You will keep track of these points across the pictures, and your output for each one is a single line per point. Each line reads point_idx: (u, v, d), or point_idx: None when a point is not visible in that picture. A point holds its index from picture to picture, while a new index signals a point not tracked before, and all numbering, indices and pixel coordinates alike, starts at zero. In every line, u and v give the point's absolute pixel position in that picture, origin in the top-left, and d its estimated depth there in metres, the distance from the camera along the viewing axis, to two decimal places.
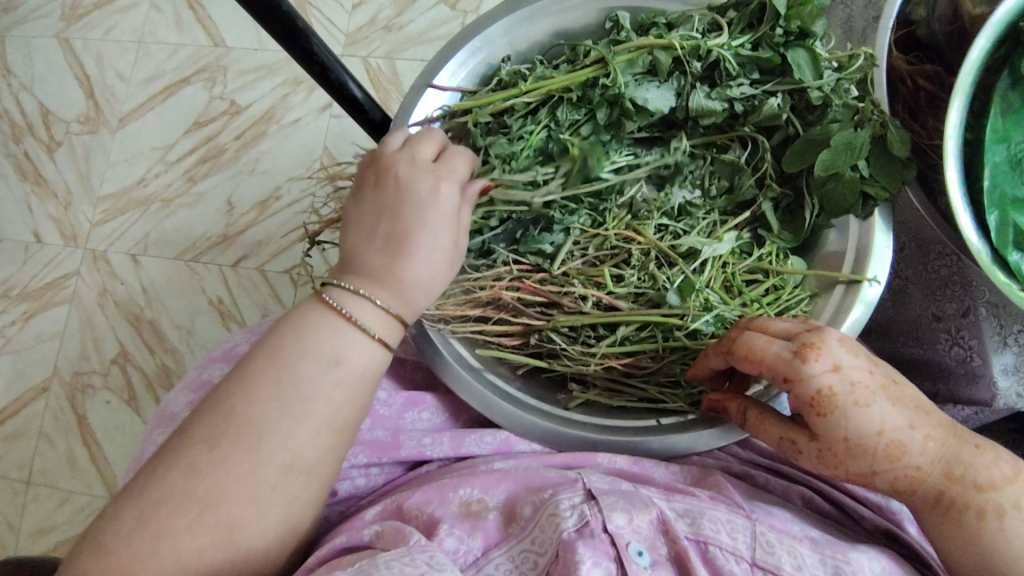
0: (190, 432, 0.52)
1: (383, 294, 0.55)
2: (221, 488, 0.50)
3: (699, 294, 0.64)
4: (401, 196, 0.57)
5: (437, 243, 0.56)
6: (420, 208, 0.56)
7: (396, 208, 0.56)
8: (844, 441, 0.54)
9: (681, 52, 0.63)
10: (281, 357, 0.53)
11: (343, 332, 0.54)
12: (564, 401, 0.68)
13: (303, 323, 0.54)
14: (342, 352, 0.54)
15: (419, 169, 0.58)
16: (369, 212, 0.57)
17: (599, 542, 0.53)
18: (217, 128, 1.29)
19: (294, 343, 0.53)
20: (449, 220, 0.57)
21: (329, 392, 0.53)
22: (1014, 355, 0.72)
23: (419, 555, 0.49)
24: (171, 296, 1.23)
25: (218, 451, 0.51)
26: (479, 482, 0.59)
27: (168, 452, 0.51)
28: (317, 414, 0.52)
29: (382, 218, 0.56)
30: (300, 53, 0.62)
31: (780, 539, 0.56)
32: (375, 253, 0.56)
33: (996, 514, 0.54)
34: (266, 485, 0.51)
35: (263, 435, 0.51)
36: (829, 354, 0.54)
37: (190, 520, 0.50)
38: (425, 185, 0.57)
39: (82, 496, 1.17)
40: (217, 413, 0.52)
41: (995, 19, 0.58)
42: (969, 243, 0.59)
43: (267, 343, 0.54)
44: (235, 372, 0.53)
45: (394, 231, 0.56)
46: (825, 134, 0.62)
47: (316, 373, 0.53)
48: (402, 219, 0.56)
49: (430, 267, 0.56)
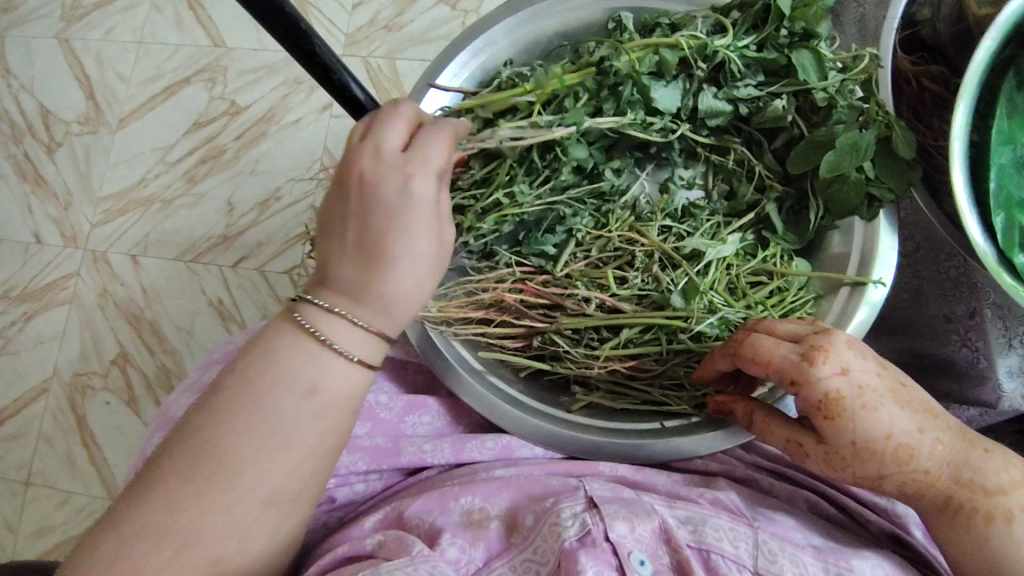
0: (164, 464, 0.50)
1: (361, 314, 0.53)
2: (201, 522, 0.49)
3: (703, 296, 0.62)
4: (367, 199, 0.52)
5: (415, 251, 0.53)
6: (391, 213, 0.52)
7: (363, 214, 0.52)
8: (852, 445, 0.54)
9: (688, 52, 0.62)
10: (254, 386, 0.51)
11: (317, 355, 0.52)
12: (568, 403, 0.68)
13: (278, 343, 0.53)
14: (319, 380, 0.52)
15: (386, 165, 0.53)
16: (336, 217, 0.53)
17: (601, 551, 0.52)
18: (218, 129, 1.29)
19: (269, 370, 0.52)
20: (425, 223, 0.53)
21: (307, 421, 0.52)
22: (1019, 357, 0.71)
23: (422, 564, 0.49)
24: (171, 297, 1.22)
25: (197, 485, 0.49)
26: (480, 490, 0.59)
27: (142, 486, 0.50)
28: (296, 442, 0.51)
29: (351, 226, 0.53)
30: (303, 54, 0.61)
31: (782, 547, 0.55)
32: (347, 268, 0.53)
33: (1005, 520, 0.53)
34: (249, 517, 0.50)
35: (240, 467, 0.50)
36: (838, 357, 0.54)
37: (171, 556, 0.48)
38: (394, 188, 0.52)
39: (81, 497, 1.17)
40: (191, 445, 0.50)
41: (1001, 20, 0.58)
42: (975, 245, 0.59)
43: (240, 367, 0.52)
44: (206, 402, 0.52)
45: (365, 241, 0.52)
46: (831, 135, 0.62)
47: (293, 404, 0.51)
48: (372, 226, 0.52)
49: (412, 276, 0.53)
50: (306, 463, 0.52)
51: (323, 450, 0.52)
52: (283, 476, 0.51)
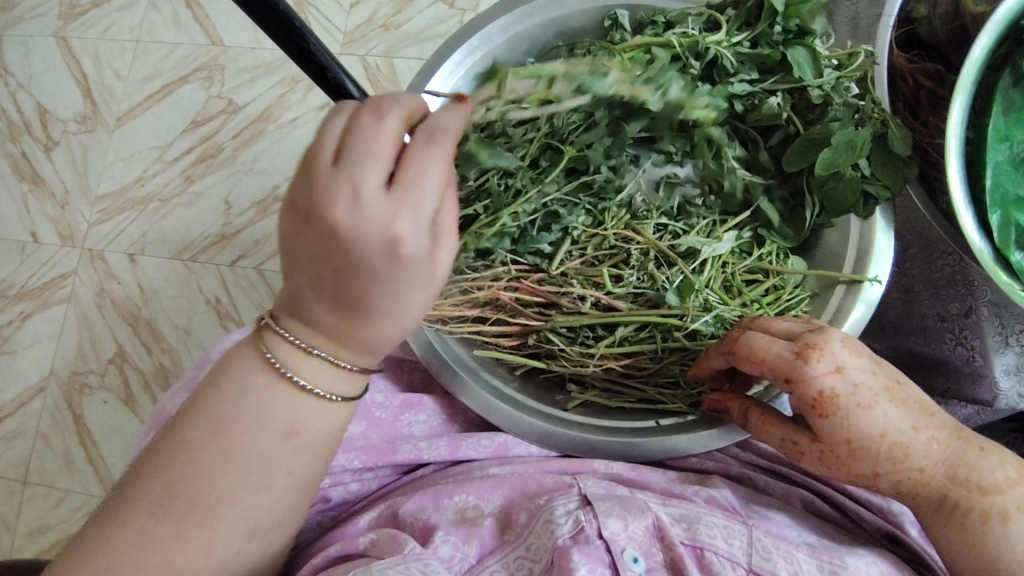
0: (135, 501, 0.48)
1: (344, 355, 0.49)
2: (176, 558, 0.48)
3: (699, 294, 0.63)
4: (344, 255, 0.44)
5: (404, 307, 0.47)
6: (375, 275, 0.44)
7: (341, 270, 0.45)
8: (846, 443, 0.54)
9: (679, 50, 0.62)
10: (230, 427, 0.49)
11: (293, 396, 0.49)
12: (563, 401, 0.67)
13: (251, 380, 0.49)
14: (299, 421, 0.50)
15: (367, 215, 0.43)
16: (308, 258, 0.45)
17: (594, 549, 0.52)
18: (215, 127, 1.28)
19: (245, 411, 0.49)
20: (415, 283, 0.46)
21: (288, 460, 0.50)
22: (1016, 355, 0.70)
23: (414, 563, 0.49)
24: (168, 296, 1.22)
25: (172, 523, 0.48)
26: (475, 488, 0.58)
27: (117, 510, 0.49)
28: (277, 479, 0.50)
29: (327, 277, 0.45)
30: (297, 52, 0.61)
31: (777, 545, 0.55)
32: (326, 315, 0.47)
33: (1000, 518, 0.53)
34: (229, 548, 0.50)
35: (219, 504, 0.49)
36: (832, 355, 0.53)
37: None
38: (379, 251, 0.43)
39: (79, 496, 1.17)
40: (165, 481, 0.48)
41: (996, 18, 0.58)
42: (971, 243, 0.59)
43: (209, 401, 0.50)
44: (177, 436, 0.49)
45: (347, 295, 0.46)
46: (826, 133, 0.62)
47: (270, 445, 0.49)
48: (353, 281, 0.45)
49: (399, 327, 0.48)
50: (287, 496, 0.51)
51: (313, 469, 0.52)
52: (264, 506, 0.51)
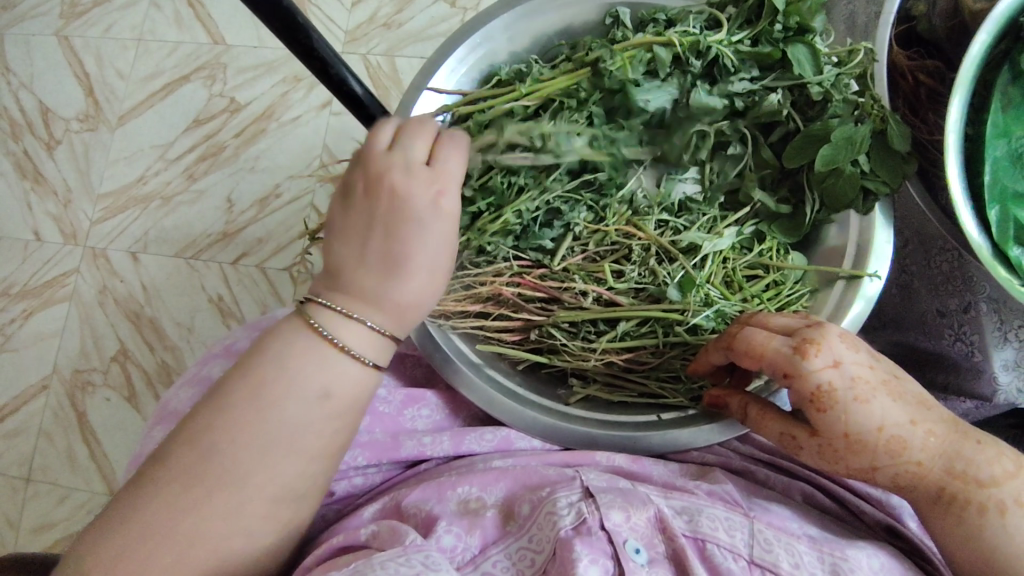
0: (173, 463, 0.51)
1: (378, 318, 0.54)
2: (209, 521, 0.50)
3: (699, 289, 0.63)
4: (395, 213, 0.53)
5: (438, 264, 0.54)
6: (418, 228, 0.53)
7: (389, 227, 0.53)
8: (844, 437, 0.54)
9: (680, 49, 0.63)
10: (268, 389, 0.52)
11: (327, 358, 0.53)
12: (565, 396, 0.68)
13: (289, 345, 0.53)
14: (331, 385, 0.53)
15: (415, 178, 0.54)
16: (361, 228, 0.54)
17: (596, 539, 0.53)
18: (217, 126, 1.29)
19: (283, 371, 0.52)
20: (447, 239, 0.54)
21: (319, 424, 0.53)
22: (1016, 351, 0.70)
23: (415, 555, 0.49)
24: (171, 294, 1.22)
25: (201, 488, 0.50)
26: (477, 480, 0.59)
27: (154, 475, 0.51)
28: (306, 445, 0.52)
29: (376, 236, 0.53)
30: (301, 49, 0.62)
31: (778, 537, 0.56)
32: (369, 276, 0.53)
33: (998, 510, 0.54)
34: (255, 517, 0.52)
35: (248, 468, 0.51)
36: (830, 350, 0.54)
37: (174, 557, 0.49)
38: (424, 204, 0.53)
39: (82, 493, 1.17)
40: (205, 443, 0.51)
41: (995, 15, 0.58)
42: (970, 238, 0.59)
43: (239, 371, 0.53)
44: (219, 399, 0.52)
45: (394, 254, 0.53)
46: (825, 129, 0.62)
47: (294, 408, 0.52)
48: (399, 240, 0.53)
49: (429, 288, 0.54)
50: (313, 466, 0.53)
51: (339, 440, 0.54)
52: (289, 476, 0.52)
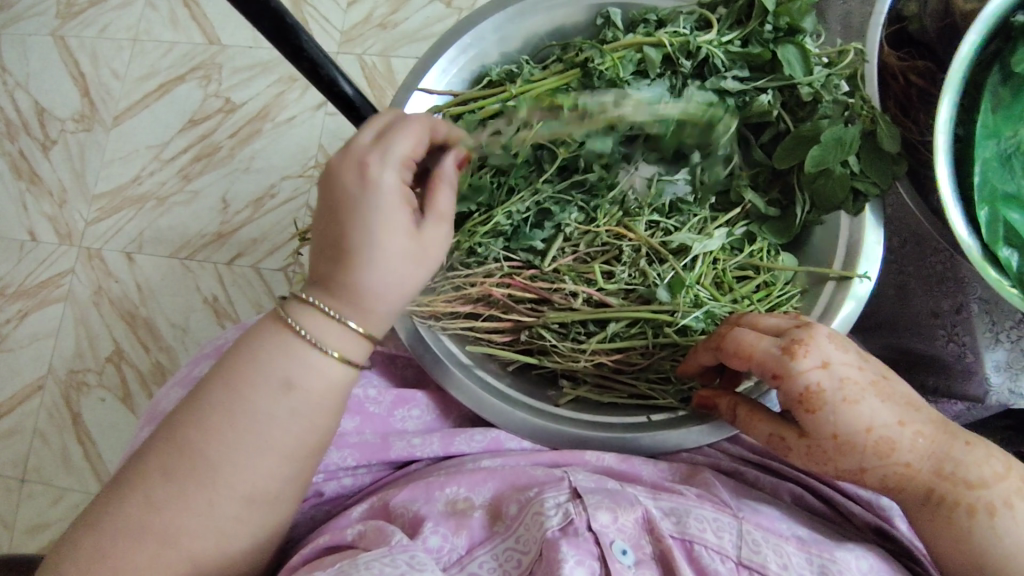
0: (149, 462, 0.52)
1: (341, 308, 0.53)
2: (182, 520, 0.51)
3: (689, 290, 0.63)
4: (333, 196, 0.53)
5: (378, 241, 0.52)
6: (352, 205, 0.52)
7: (331, 211, 0.53)
8: (833, 438, 0.54)
9: (670, 49, 0.64)
10: (238, 384, 0.52)
11: (298, 354, 0.53)
12: (555, 397, 0.68)
13: (261, 341, 0.54)
14: (297, 377, 0.53)
15: (348, 157, 0.53)
16: (316, 219, 0.54)
17: (583, 541, 0.53)
18: (213, 126, 1.29)
19: (251, 365, 0.53)
20: (386, 212, 0.52)
21: (287, 419, 0.53)
22: (1007, 351, 0.70)
23: (400, 555, 0.49)
24: (165, 294, 1.22)
25: (172, 485, 0.51)
26: (465, 480, 0.59)
27: (131, 474, 0.52)
28: (277, 441, 0.52)
29: (323, 224, 0.54)
30: (290, 50, 0.62)
31: (766, 538, 0.55)
32: (322, 265, 0.53)
33: (987, 512, 0.54)
34: (228, 515, 0.52)
35: (220, 466, 0.51)
36: (818, 351, 0.54)
37: (150, 554, 0.50)
38: (355, 181, 0.52)
39: (76, 493, 1.17)
40: (178, 443, 0.52)
41: (984, 15, 0.58)
42: (959, 239, 0.59)
43: (216, 367, 0.54)
44: (193, 399, 0.53)
45: (336, 238, 0.52)
46: (815, 130, 0.62)
47: (270, 404, 0.52)
48: (337, 220, 0.52)
49: (381, 269, 0.52)
50: (284, 464, 0.53)
51: (312, 436, 0.54)
52: (268, 473, 0.53)
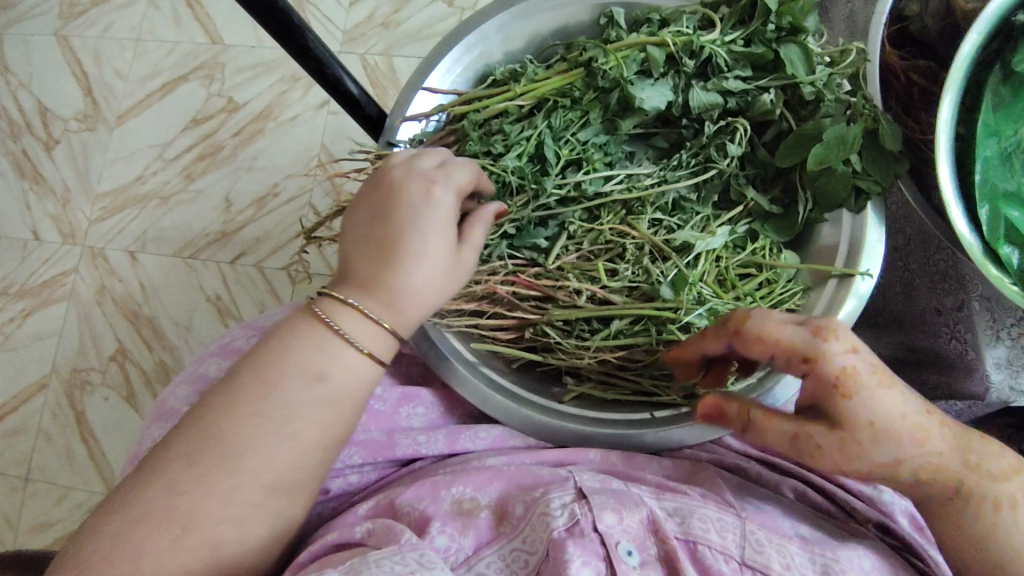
0: (175, 447, 0.52)
1: (377, 310, 0.55)
2: (202, 506, 0.51)
3: (692, 288, 0.63)
4: (392, 201, 0.57)
5: (429, 250, 0.55)
6: (411, 211, 0.56)
7: (387, 215, 0.56)
8: (870, 425, 0.53)
9: (673, 49, 0.64)
10: (269, 373, 0.53)
11: (328, 344, 0.54)
12: (559, 394, 0.69)
13: (292, 333, 0.55)
14: (328, 368, 0.54)
15: (413, 173, 0.58)
16: (364, 221, 0.57)
17: (589, 541, 0.53)
18: (215, 126, 1.29)
19: (281, 361, 0.54)
20: (441, 225, 0.56)
21: (311, 409, 0.53)
22: (1008, 349, 0.69)
23: (409, 553, 0.49)
24: (168, 293, 1.23)
25: (195, 470, 0.51)
26: (471, 480, 0.59)
27: (156, 461, 0.52)
28: (299, 432, 0.53)
29: (374, 226, 0.57)
30: (296, 49, 0.63)
31: (769, 539, 0.56)
32: (367, 264, 0.56)
33: (1009, 505, 0.55)
34: (245, 505, 0.52)
35: (244, 454, 0.52)
36: (846, 337, 0.54)
37: (170, 539, 0.50)
38: (418, 192, 0.56)
39: (80, 492, 1.18)
40: (202, 429, 0.52)
41: (985, 16, 0.59)
42: (960, 237, 0.60)
43: (249, 358, 0.55)
44: (224, 387, 0.54)
45: (388, 238, 0.56)
46: (818, 129, 0.63)
47: (297, 391, 0.53)
48: (393, 225, 0.56)
49: (424, 276, 0.55)
50: (299, 454, 0.53)
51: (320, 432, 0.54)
52: (280, 460, 0.52)
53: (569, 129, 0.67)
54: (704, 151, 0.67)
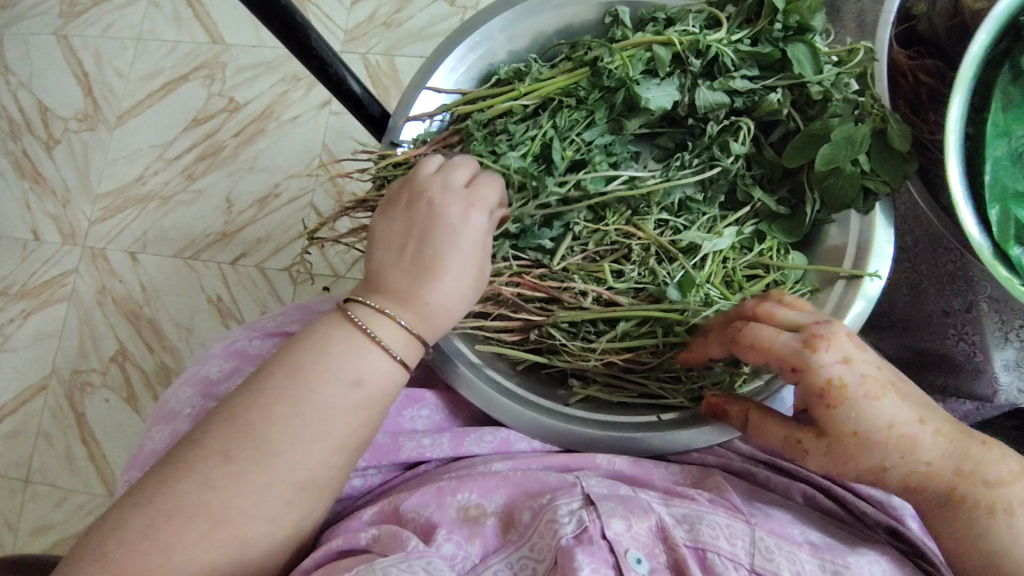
0: (207, 442, 0.51)
1: (414, 322, 0.55)
2: (234, 504, 0.50)
3: (699, 289, 0.63)
4: (431, 221, 0.57)
5: (466, 271, 0.56)
6: (450, 233, 0.56)
7: (425, 234, 0.56)
8: (854, 435, 0.53)
9: (680, 48, 0.64)
10: (306, 376, 0.52)
11: (367, 351, 0.54)
12: (565, 397, 0.68)
13: (331, 335, 0.54)
14: (363, 373, 0.53)
15: (451, 194, 0.58)
16: (399, 234, 0.57)
17: (598, 548, 0.53)
18: (216, 125, 1.29)
19: (319, 364, 0.53)
20: (477, 247, 0.57)
21: (350, 411, 0.53)
22: (1016, 351, 0.70)
23: (417, 561, 0.49)
24: (169, 294, 1.22)
25: (230, 467, 0.51)
26: (477, 486, 0.59)
27: (184, 455, 0.51)
28: (333, 433, 0.52)
29: (410, 242, 0.57)
30: (298, 48, 0.62)
31: (779, 545, 0.55)
32: (402, 278, 0.56)
33: (1005, 512, 0.54)
34: (249, 510, 0.51)
35: (279, 454, 0.51)
36: (839, 347, 0.54)
37: (201, 534, 0.50)
38: (457, 213, 0.57)
39: (81, 494, 1.17)
40: (235, 427, 0.51)
41: (994, 15, 0.58)
42: (971, 239, 0.59)
43: (289, 351, 0.54)
44: (260, 383, 0.53)
45: (425, 255, 0.56)
46: (826, 129, 0.62)
47: (338, 395, 0.52)
48: (432, 244, 0.56)
49: (457, 293, 0.56)
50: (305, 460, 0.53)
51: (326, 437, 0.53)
52: (284, 465, 0.51)
53: (575, 129, 0.66)
54: (711, 148, 0.66)
